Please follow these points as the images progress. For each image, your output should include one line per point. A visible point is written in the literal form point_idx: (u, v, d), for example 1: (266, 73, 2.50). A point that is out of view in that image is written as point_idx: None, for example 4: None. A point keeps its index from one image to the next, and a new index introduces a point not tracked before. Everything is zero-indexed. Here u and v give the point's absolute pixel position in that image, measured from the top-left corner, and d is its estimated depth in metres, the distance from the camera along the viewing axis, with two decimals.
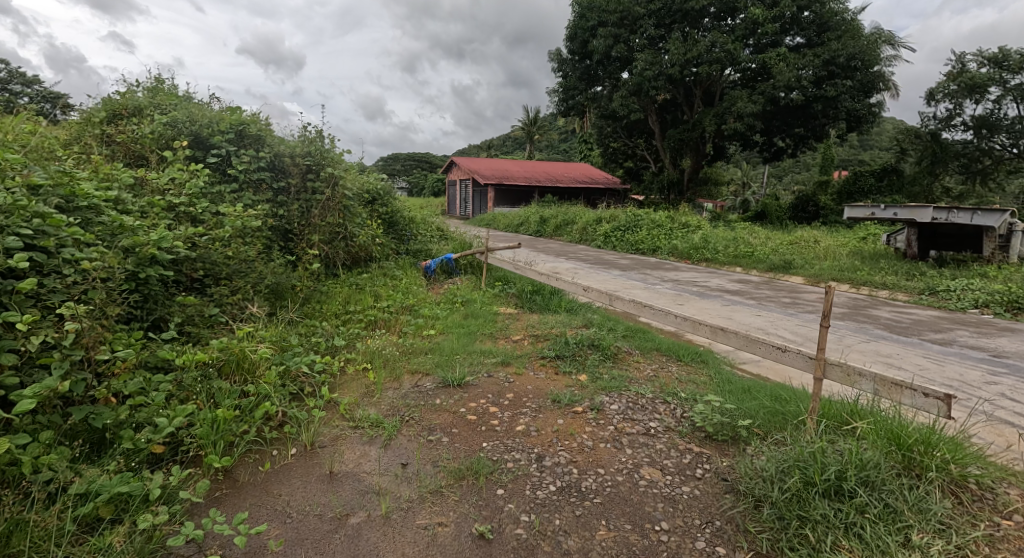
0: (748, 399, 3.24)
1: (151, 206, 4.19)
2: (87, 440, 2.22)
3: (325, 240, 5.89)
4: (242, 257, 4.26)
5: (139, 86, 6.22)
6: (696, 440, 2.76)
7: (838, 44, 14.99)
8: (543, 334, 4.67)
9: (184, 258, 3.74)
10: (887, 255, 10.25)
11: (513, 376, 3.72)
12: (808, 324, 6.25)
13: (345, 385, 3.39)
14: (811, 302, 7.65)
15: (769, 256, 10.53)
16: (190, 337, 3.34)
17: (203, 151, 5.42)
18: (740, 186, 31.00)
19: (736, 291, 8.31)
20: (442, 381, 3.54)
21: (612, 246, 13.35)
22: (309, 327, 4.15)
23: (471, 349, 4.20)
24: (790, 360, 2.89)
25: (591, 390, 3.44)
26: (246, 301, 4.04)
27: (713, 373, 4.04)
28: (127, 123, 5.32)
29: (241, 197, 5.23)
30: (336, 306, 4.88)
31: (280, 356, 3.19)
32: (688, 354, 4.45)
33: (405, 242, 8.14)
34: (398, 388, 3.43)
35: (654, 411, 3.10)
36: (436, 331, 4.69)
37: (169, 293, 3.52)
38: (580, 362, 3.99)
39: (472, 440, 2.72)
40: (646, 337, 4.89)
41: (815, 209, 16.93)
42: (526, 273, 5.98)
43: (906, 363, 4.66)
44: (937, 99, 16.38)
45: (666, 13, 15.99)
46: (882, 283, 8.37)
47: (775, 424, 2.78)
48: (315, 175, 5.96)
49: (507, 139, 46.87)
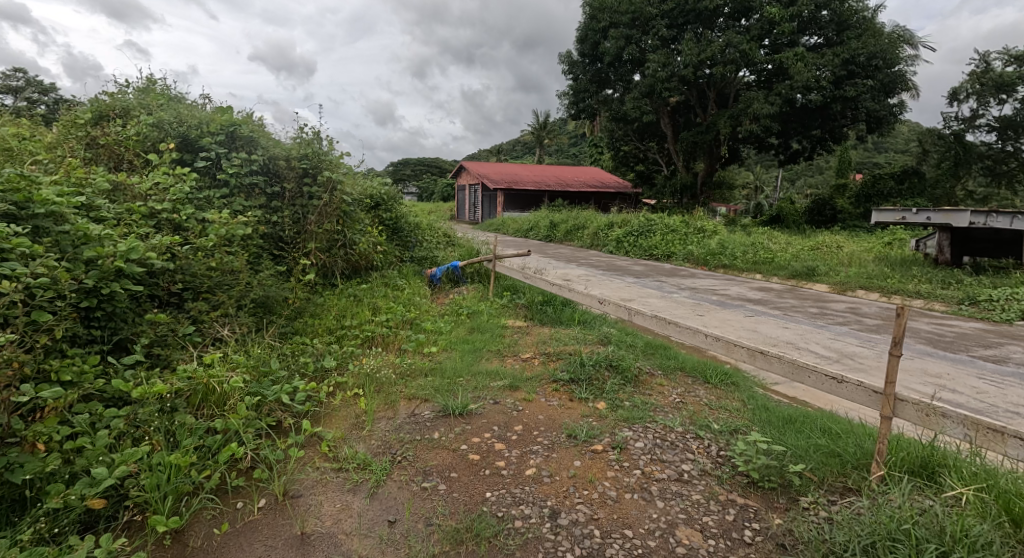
0: (793, 432, 2.84)
1: (131, 213, 3.89)
2: (5, 497, 1.86)
3: (322, 249, 5.53)
4: (226, 268, 3.90)
5: (130, 86, 5.92)
6: (739, 488, 2.34)
7: (858, 43, 14.51)
8: (555, 352, 4.24)
9: (161, 269, 3.42)
10: (917, 260, 9.72)
11: (522, 403, 3.31)
12: (839, 338, 5.76)
13: (333, 416, 2.99)
14: (839, 313, 7.16)
15: (791, 262, 10.04)
16: (158, 360, 2.98)
17: (192, 154, 5.06)
18: (754, 190, 30.42)
19: (758, 301, 7.83)
20: (442, 409, 3.13)
21: (625, 251, 12.90)
22: (299, 345, 3.77)
23: (475, 371, 3.79)
24: (848, 394, 2.46)
25: (612, 421, 3.02)
26: (228, 316, 3.65)
27: (747, 398, 3.63)
28: (111, 125, 4.99)
29: (231, 203, 4.89)
30: (331, 321, 4.48)
31: (255, 385, 2.80)
32: (717, 376, 4.03)
33: (409, 249, 7.79)
34: (392, 419, 3.03)
35: (685, 450, 2.66)
36: (438, 349, 4.29)
37: (138, 310, 3.17)
38: (597, 387, 3.55)
39: (473, 488, 2.32)
40: (667, 355, 4.46)
41: (832, 212, 16.37)
42: (537, 283, 5.55)
43: (959, 385, 4.19)
44: (961, 98, 15.77)
45: (679, 13, 15.56)
46: (916, 292, 7.87)
47: (832, 471, 2.37)
48: (312, 179, 5.58)
49: (518, 144, 46.63)
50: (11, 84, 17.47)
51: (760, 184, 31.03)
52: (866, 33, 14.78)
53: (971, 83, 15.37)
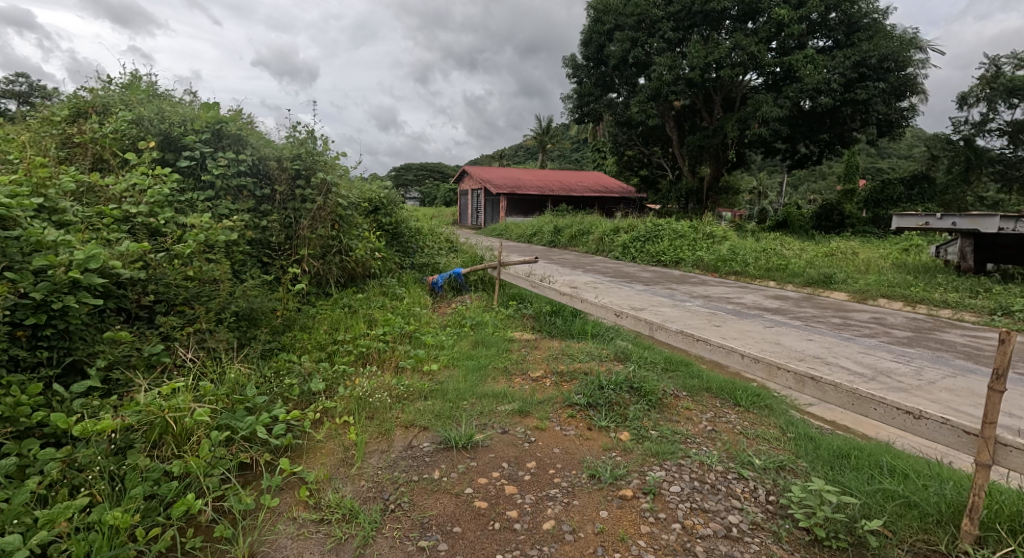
0: (858, 475, 2.45)
1: (102, 216, 3.54)
2: None
3: (316, 256, 5.13)
4: (206, 278, 3.54)
5: (111, 81, 5.54)
6: (802, 549, 1.94)
7: (869, 45, 14.14)
8: (568, 371, 3.82)
9: (129, 280, 3.06)
10: (938, 268, 9.32)
11: (534, 432, 2.91)
12: (870, 352, 5.30)
13: (317, 449, 2.61)
14: (864, 323, 6.74)
15: (806, 269, 9.62)
16: (116, 386, 2.60)
17: (175, 153, 4.69)
18: (757, 195, 30.11)
19: (777, 311, 7.39)
20: (443, 440, 2.75)
21: (632, 257, 12.49)
22: (285, 364, 3.39)
23: (480, 392, 3.38)
24: (928, 433, 2.06)
25: (639, 457, 2.62)
26: (207, 331, 3.26)
27: (784, 425, 3.23)
28: (89, 123, 4.65)
29: (216, 206, 4.52)
30: (321, 336, 4.08)
31: (227, 416, 2.42)
32: (748, 398, 3.64)
33: (410, 255, 7.39)
34: (387, 452, 2.65)
35: (729, 497, 2.25)
36: (439, 366, 3.91)
37: (98, 327, 2.79)
38: (618, 414, 3.14)
39: (480, 550, 1.93)
40: (690, 373, 4.08)
41: (840, 217, 15.96)
42: (545, 293, 5.16)
43: (1014, 409, 3.77)
44: (971, 103, 15.37)
45: (686, 15, 15.18)
46: (942, 301, 7.45)
47: (911, 527, 1.97)
48: (305, 181, 5.21)
49: (520, 150, 46.32)
50: (16, 90, 17.08)
51: (764, 189, 30.69)
52: (877, 35, 14.40)
53: (980, 87, 15.04)
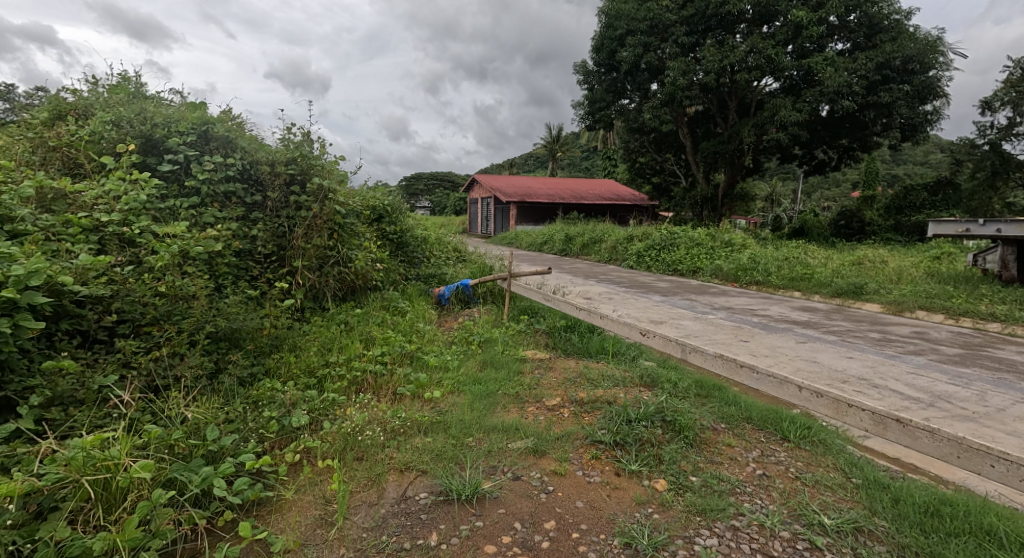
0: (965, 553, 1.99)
1: (68, 224, 3.17)
2: None
3: (311, 268, 4.71)
4: (181, 293, 3.14)
5: (94, 83, 5.17)
6: None
7: (892, 46, 13.57)
8: (591, 399, 3.34)
9: (87, 296, 2.66)
10: (976, 278, 8.71)
11: (552, 480, 2.44)
12: (922, 372, 4.70)
13: (290, 505, 2.18)
14: (906, 339, 6.16)
15: (834, 280, 9.04)
16: (53, 425, 2.18)
17: (157, 158, 4.32)
18: (772, 203, 29.40)
19: (807, 324, 6.85)
20: (443, 490, 2.29)
21: (647, 266, 11.98)
22: (267, 392, 2.95)
23: (489, 426, 2.92)
24: None
25: (680, 516, 2.17)
26: (177, 356, 2.84)
27: (847, 467, 2.73)
28: (67, 125, 4.29)
29: (201, 214, 4.15)
30: (312, 357, 3.63)
31: (179, 467, 1.99)
32: (796, 430, 3.13)
33: (415, 266, 7.00)
34: (375, 506, 2.21)
35: None
36: (442, 393, 3.45)
37: (41, 352, 2.38)
38: (650, 455, 2.66)
39: None
40: (725, 400, 3.59)
41: (860, 225, 15.32)
42: (560, 307, 4.67)
43: None
44: (998, 106, 14.73)
45: (700, 19, 14.70)
46: (989, 314, 6.88)
47: None
48: (299, 187, 4.82)
49: (530, 158, 45.93)
50: None
51: (778, 196, 30.01)
52: (900, 36, 13.84)
53: (1006, 90, 14.36)
